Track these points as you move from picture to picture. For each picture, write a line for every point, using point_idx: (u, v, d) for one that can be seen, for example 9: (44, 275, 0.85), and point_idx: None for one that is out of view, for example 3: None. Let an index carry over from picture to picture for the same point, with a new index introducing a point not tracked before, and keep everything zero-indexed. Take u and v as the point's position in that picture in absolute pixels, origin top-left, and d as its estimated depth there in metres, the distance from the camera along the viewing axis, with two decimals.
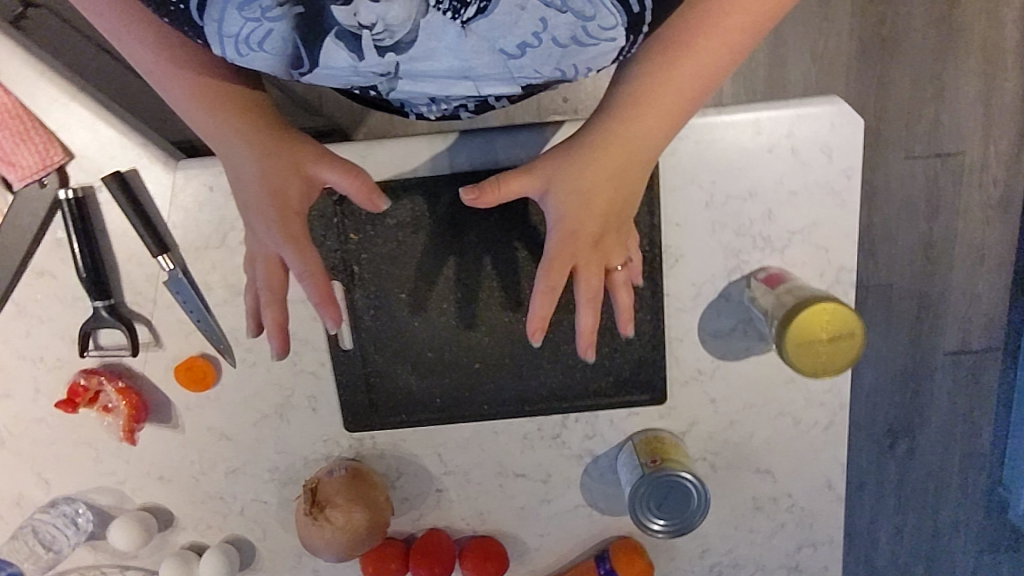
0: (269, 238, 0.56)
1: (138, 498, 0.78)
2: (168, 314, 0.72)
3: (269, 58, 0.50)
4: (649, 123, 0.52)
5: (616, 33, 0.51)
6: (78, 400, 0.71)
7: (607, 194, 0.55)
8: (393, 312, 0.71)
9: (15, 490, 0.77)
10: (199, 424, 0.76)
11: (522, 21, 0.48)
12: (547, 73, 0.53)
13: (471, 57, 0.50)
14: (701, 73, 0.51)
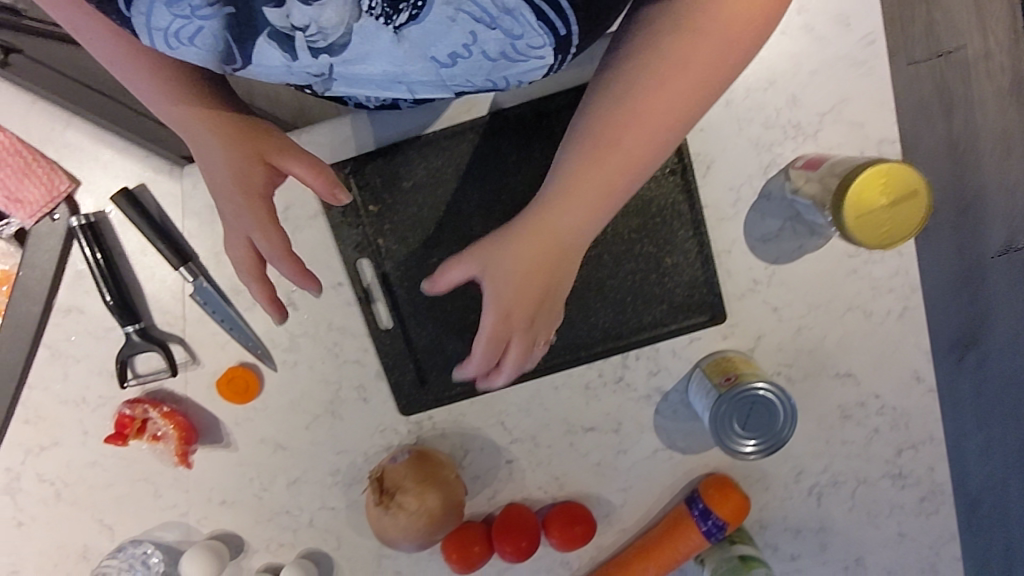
0: (243, 225, 0.58)
1: (204, 527, 0.75)
2: (201, 327, 0.70)
3: (199, 54, 0.50)
4: (598, 189, 0.48)
5: (545, 52, 0.50)
6: (127, 431, 0.69)
7: (553, 267, 0.52)
8: (427, 280, 0.68)
9: (80, 542, 0.74)
10: (252, 438, 0.73)
11: (451, 34, 0.48)
12: (478, 82, 0.54)
13: (405, 62, 0.50)
14: (648, 144, 0.47)
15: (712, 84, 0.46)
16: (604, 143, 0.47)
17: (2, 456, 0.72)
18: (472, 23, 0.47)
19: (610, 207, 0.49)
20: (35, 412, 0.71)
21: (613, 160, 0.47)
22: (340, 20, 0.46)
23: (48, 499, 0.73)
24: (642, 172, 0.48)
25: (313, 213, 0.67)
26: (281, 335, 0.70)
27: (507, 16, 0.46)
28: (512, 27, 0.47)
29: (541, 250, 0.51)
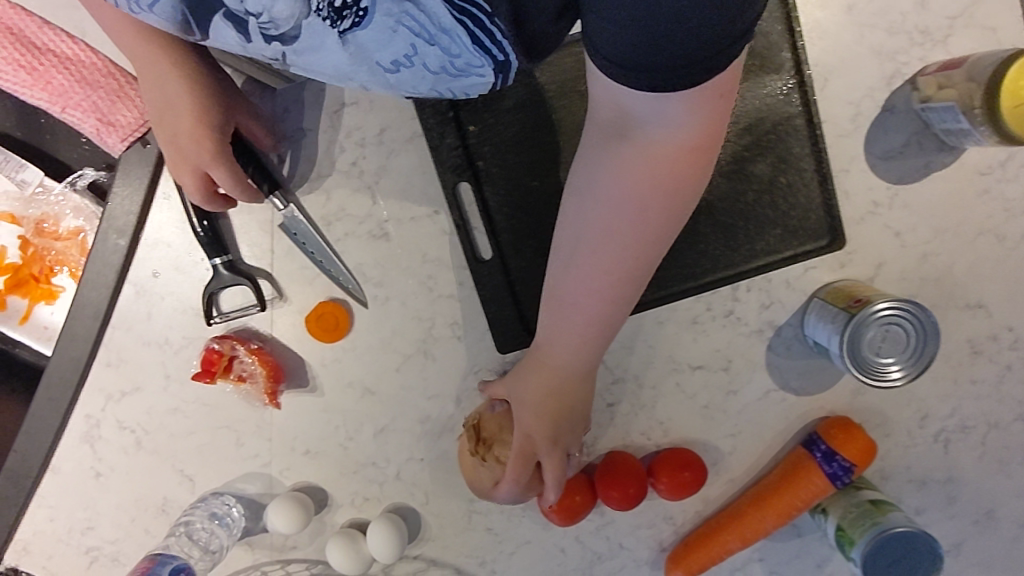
0: (192, 152, 0.59)
1: (286, 479, 0.70)
2: (290, 261, 0.66)
3: (165, 20, 0.52)
4: (574, 311, 0.56)
5: (484, 68, 0.52)
6: (214, 368, 0.66)
7: (559, 387, 0.63)
8: (528, 204, 0.64)
9: (159, 494, 0.71)
10: (338, 382, 0.69)
11: (394, 43, 0.49)
12: (424, 90, 0.56)
13: (349, 62, 0.51)
14: (613, 277, 0.54)
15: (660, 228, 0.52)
16: (567, 279, 0.56)
17: (82, 402, 0.69)
18: (413, 38, 0.49)
19: (596, 323, 0.57)
20: (117, 355, 0.68)
21: (578, 293, 0.56)
22: (290, 15, 0.47)
23: (128, 448, 0.70)
24: (609, 296, 0.55)
25: (409, 136, 0.64)
26: (372, 269, 0.66)
27: (444, 34, 0.48)
28: (450, 47, 0.50)
29: (550, 377, 0.62)
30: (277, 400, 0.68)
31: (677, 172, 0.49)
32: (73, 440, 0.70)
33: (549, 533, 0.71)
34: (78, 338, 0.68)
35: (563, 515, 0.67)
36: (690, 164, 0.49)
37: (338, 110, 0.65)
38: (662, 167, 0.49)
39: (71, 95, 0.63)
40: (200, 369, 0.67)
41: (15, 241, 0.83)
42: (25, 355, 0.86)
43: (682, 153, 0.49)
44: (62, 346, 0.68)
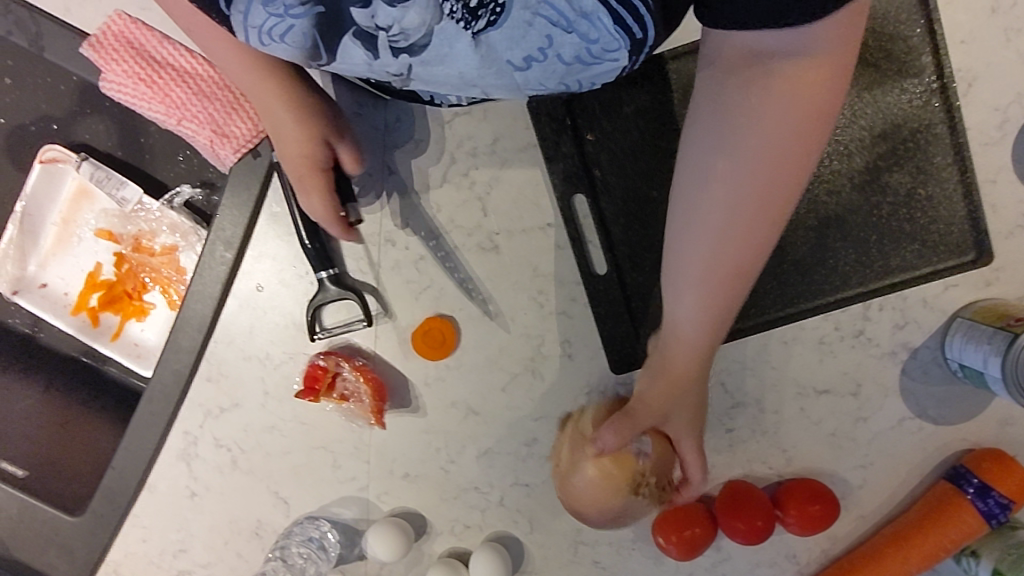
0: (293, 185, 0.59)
1: (383, 504, 0.67)
2: (395, 276, 0.64)
3: (286, 49, 0.48)
4: (683, 295, 0.49)
5: (620, 54, 0.47)
6: (319, 385, 0.63)
7: (681, 376, 0.54)
8: (647, 217, 0.62)
9: (253, 517, 0.68)
10: (441, 402, 0.65)
11: (527, 37, 0.44)
12: (547, 89, 0.50)
13: (480, 69, 0.46)
14: (747, 243, 0.46)
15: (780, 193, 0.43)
16: (691, 246, 0.47)
17: (182, 418, 0.68)
18: (549, 27, 0.43)
19: (725, 299, 0.48)
20: (218, 370, 0.67)
21: (705, 262, 0.47)
22: (422, 22, 0.43)
23: (224, 468, 0.68)
24: (721, 277, 0.47)
25: (523, 146, 0.63)
26: (481, 285, 0.64)
27: (584, 18, 0.43)
28: (589, 31, 0.44)
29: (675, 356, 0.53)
30: (382, 419, 0.65)
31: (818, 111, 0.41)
32: (171, 457, 0.68)
33: (661, 568, 0.66)
34: (180, 352, 0.66)
35: (682, 548, 0.63)
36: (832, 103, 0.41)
37: (450, 119, 0.63)
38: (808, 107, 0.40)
39: (188, 109, 0.64)
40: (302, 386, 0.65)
41: (112, 257, 0.85)
42: (116, 373, 0.87)
43: (832, 85, 0.40)
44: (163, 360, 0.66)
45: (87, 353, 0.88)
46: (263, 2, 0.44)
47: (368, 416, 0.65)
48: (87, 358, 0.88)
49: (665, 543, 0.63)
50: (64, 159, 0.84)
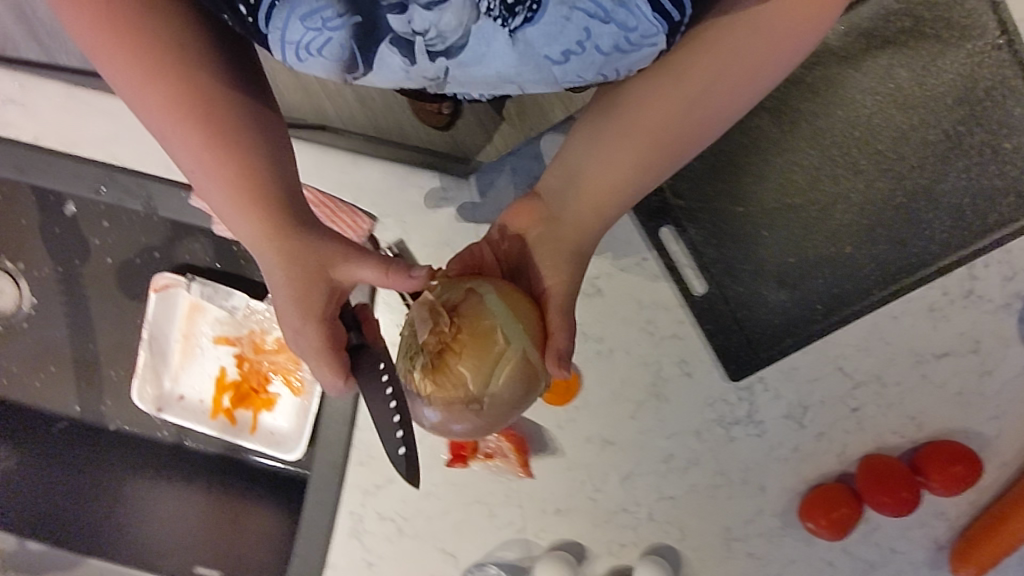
0: (294, 318, 0.62)
1: (543, 540, 0.72)
2: None
3: (324, 64, 0.53)
4: (587, 177, 0.60)
5: (659, 40, 0.52)
6: (467, 452, 0.68)
7: (583, 231, 0.62)
8: (735, 231, 0.65)
9: (426, 573, 0.74)
10: (577, 439, 0.70)
11: (565, 32, 0.50)
12: (587, 79, 0.55)
13: (519, 65, 0.51)
14: (644, 139, 0.57)
15: (681, 113, 0.56)
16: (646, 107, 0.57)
17: (345, 501, 0.73)
18: (586, 19, 0.49)
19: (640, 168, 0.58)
20: (367, 452, 0.72)
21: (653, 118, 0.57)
22: (458, 22, 0.49)
23: (392, 536, 0.74)
24: (620, 168, 0.59)
25: None
26: (591, 327, 0.67)
27: (621, 7, 0.49)
28: (627, 20, 0.50)
29: (584, 212, 0.61)
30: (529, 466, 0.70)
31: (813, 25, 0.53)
32: (343, 536, 0.74)
33: (814, 547, 0.69)
34: (333, 443, 0.73)
35: (831, 527, 0.65)
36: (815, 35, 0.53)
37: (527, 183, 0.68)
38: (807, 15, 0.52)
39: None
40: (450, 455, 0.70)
41: (233, 358, 0.95)
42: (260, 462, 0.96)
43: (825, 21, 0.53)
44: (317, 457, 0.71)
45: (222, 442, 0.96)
46: (303, 17, 0.49)
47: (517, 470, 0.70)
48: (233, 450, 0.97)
49: (815, 522, 0.66)
50: (176, 283, 0.91)
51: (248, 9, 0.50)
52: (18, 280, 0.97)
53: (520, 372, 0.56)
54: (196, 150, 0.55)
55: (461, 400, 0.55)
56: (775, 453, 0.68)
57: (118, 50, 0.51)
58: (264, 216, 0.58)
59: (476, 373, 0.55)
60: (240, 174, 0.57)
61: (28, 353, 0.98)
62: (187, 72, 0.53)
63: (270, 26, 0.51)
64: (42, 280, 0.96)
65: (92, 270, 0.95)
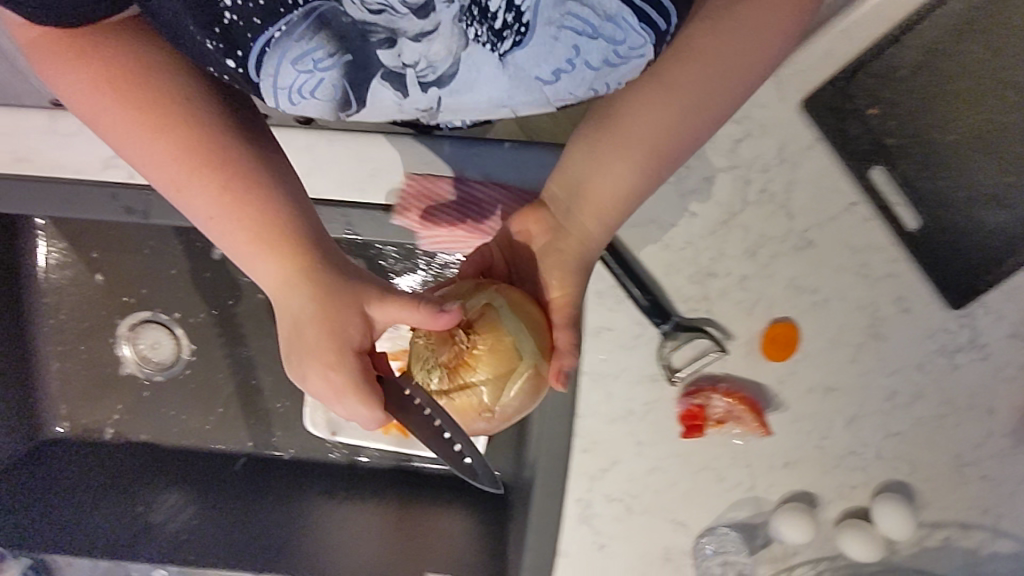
0: (319, 357, 0.59)
1: (772, 495, 0.73)
2: (725, 301, 0.68)
3: (317, 103, 0.58)
4: (596, 177, 0.61)
5: (646, 49, 0.56)
6: (705, 421, 0.68)
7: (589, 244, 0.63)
8: (950, 160, 0.63)
9: (659, 544, 0.75)
10: (799, 391, 0.70)
11: (555, 51, 0.54)
12: (580, 95, 0.59)
13: (512, 87, 0.56)
14: (642, 136, 0.60)
15: (676, 111, 0.58)
16: (643, 117, 0.60)
17: (572, 489, 0.74)
18: (574, 37, 0.53)
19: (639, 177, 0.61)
20: (590, 439, 0.72)
21: (652, 128, 0.59)
22: (448, 51, 0.53)
23: (622, 515, 0.75)
24: (627, 167, 0.60)
25: (809, 143, 0.64)
26: (805, 279, 0.67)
27: (608, 22, 0.53)
28: (614, 34, 0.54)
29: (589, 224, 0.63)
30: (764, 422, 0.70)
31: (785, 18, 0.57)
32: (571, 523, 0.75)
33: None
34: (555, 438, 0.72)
35: None
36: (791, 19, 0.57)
37: (733, 148, 0.65)
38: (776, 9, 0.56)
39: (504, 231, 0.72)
40: (684, 430, 0.70)
41: None
42: (428, 465, 0.98)
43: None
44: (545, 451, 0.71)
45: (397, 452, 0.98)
46: (293, 61, 0.54)
47: (753, 429, 0.69)
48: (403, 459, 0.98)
49: None
50: None
51: (236, 57, 0.54)
52: (174, 329, 0.98)
53: (531, 385, 0.61)
54: (209, 194, 0.58)
55: (480, 406, 0.61)
56: (1000, 373, 0.68)
57: (126, 108, 0.55)
58: (284, 253, 0.59)
59: (493, 385, 0.60)
60: (257, 214, 0.58)
61: (193, 397, 1.00)
62: (195, 125, 0.57)
63: (261, 72, 0.55)
64: (200, 325, 0.98)
65: (247, 307, 0.96)
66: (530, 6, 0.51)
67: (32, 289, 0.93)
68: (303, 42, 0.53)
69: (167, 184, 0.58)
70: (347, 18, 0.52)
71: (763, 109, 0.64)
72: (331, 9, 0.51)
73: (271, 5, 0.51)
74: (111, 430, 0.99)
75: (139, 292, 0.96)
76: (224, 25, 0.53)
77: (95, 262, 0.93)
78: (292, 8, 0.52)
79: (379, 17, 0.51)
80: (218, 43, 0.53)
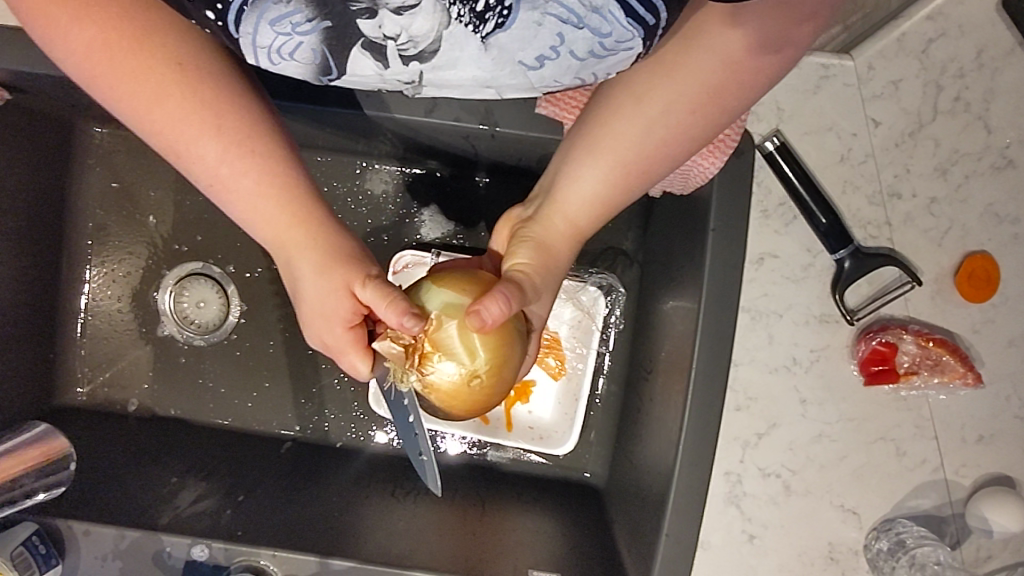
0: (320, 325, 0.55)
1: (964, 478, 0.60)
2: (910, 228, 0.59)
3: (299, 67, 0.46)
4: (568, 201, 0.53)
5: (635, 43, 0.44)
6: (894, 364, 0.58)
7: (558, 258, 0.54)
8: None
9: (823, 540, 0.60)
10: (998, 344, 0.59)
11: (535, 37, 0.42)
12: (564, 83, 0.47)
13: (494, 70, 0.44)
14: (612, 152, 0.50)
15: (650, 123, 0.48)
16: (614, 132, 0.49)
17: (721, 458, 0.60)
18: (558, 24, 0.41)
19: (614, 194, 0.52)
20: (744, 394, 0.60)
21: (624, 150, 0.50)
22: (431, 27, 0.41)
23: (778, 498, 0.60)
24: (602, 190, 0.52)
25: (1012, 47, 0.57)
26: (1006, 206, 0.58)
27: (595, 13, 0.41)
28: (599, 25, 0.42)
29: (558, 235, 0.54)
30: (974, 371, 0.58)
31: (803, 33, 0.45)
32: (716, 505, 0.61)
33: None
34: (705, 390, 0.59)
35: None
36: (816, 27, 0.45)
37: (925, 49, 0.57)
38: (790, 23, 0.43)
39: None
40: (873, 380, 0.59)
41: None
42: (506, 462, 0.83)
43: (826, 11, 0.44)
44: (695, 407, 0.58)
45: (465, 438, 0.82)
46: (270, 21, 0.42)
47: (961, 377, 0.58)
48: (472, 453, 0.83)
49: None
50: (419, 261, 0.76)
51: (214, 10, 0.42)
52: (226, 286, 0.84)
53: (495, 334, 0.49)
54: (208, 154, 0.48)
55: (459, 384, 0.50)
56: None
57: (108, 68, 0.44)
58: (299, 225, 0.52)
59: (456, 356, 0.49)
60: (273, 184, 0.51)
61: (236, 370, 0.84)
62: (212, 71, 0.47)
63: (238, 29, 0.43)
64: (256, 282, 0.84)
65: None
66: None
67: (78, 227, 0.84)
68: (282, 3, 0.40)
69: (172, 138, 0.48)
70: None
71: (960, 7, 0.57)
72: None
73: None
74: (136, 402, 0.84)
75: (192, 240, 0.84)
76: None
77: (152, 201, 0.84)
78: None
79: None
80: None
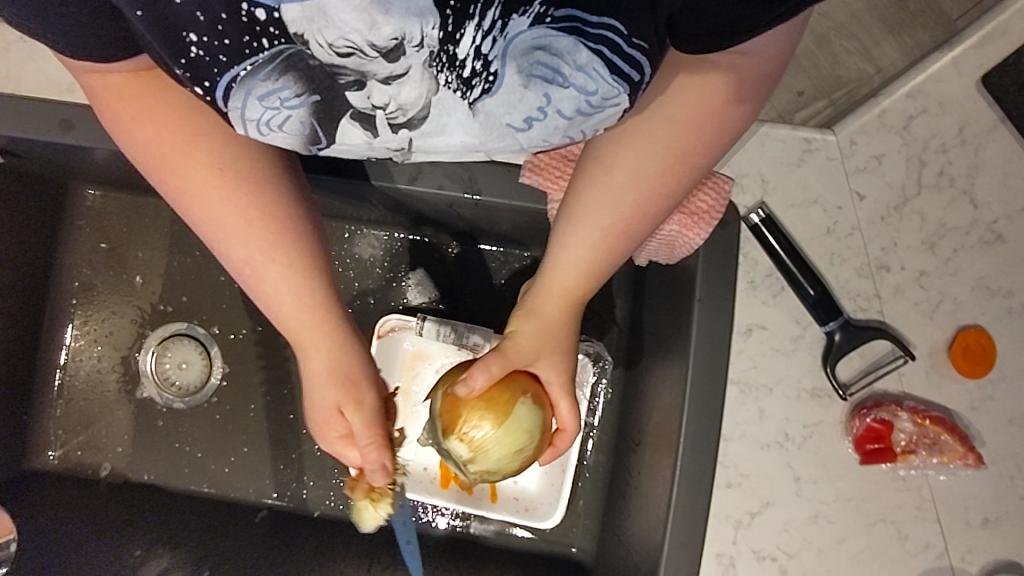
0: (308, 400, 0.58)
1: (971, 565, 0.56)
2: (900, 301, 0.58)
3: (285, 137, 0.46)
4: (570, 258, 0.53)
5: (622, 100, 0.44)
6: (890, 442, 0.56)
7: (555, 333, 0.55)
8: None
9: None
10: (997, 422, 0.57)
11: (523, 99, 0.43)
12: (554, 142, 0.48)
13: (482, 135, 0.45)
14: (614, 206, 0.51)
15: (646, 182, 0.50)
16: (587, 199, 0.51)
17: (711, 539, 0.57)
18: (544, 86, 0.42)
19: (605, 260, 0.53)
20: (736, 471, 0.57)
21: (602, 215, 0.51)
22: (419, 95, 0.41)
23: None
24: (600, 247, 0.52)
25: (991, 123, 0.57)
26: (997, 280, 0.57)
27: (579, 71, 0.42)
28: (585, 83, 0.42)
29: (561, 305, 0.55)
30: (975, 451, 0.56)
31: (757, 95, 0.47)
32: None
33: None
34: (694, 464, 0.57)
35: None
36: (770, 85, 0.47)
37: (905, 125, 0.58)
38: (743, 84, 0.46)
39: None
40: (871, 459, 0.56)
41: None
42: (490, 536, 0.79)
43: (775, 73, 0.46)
44: (683, 483, 0.55)
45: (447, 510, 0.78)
46: (259, 96, 0.42)
47: (962, 457, 0.56)
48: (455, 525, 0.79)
49: None
50: (404, 326, 0.74)
51: (203, 88, 0.42)
52: (208, 346, 0.82)
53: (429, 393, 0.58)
54: (233, 253, 0.52)
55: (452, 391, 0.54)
56: None
57: (164, 159, 0.48)
58: (313, 324, 0.55)
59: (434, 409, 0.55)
60: (291, 294, 0.53)
61: (214, 435, 0.81)
62: (252, 183, 0.50)
63: (226, 103, 0.43)
64: (239, 343, 0.82)
65: None
66: (498, 52, 0.40)
67: (63, 285, 0.83)
68: (269, 81, 0.41)
69: (207, 233, 0.51)
70: (313, 61, 0.39)
71: (938, 85, 0.57)
72: (298, 52, 0.39)
73: (237, 44, 0.39)
74: (109, 467, 0.81)
75: (178, 300, 0.83)
76: (189, 58, 0.41)
77: (139, 261, 0.83)
78: (259, 46, 0.39)
79: (347, 60, 0.39)
80: (183, 73, 0.42)
